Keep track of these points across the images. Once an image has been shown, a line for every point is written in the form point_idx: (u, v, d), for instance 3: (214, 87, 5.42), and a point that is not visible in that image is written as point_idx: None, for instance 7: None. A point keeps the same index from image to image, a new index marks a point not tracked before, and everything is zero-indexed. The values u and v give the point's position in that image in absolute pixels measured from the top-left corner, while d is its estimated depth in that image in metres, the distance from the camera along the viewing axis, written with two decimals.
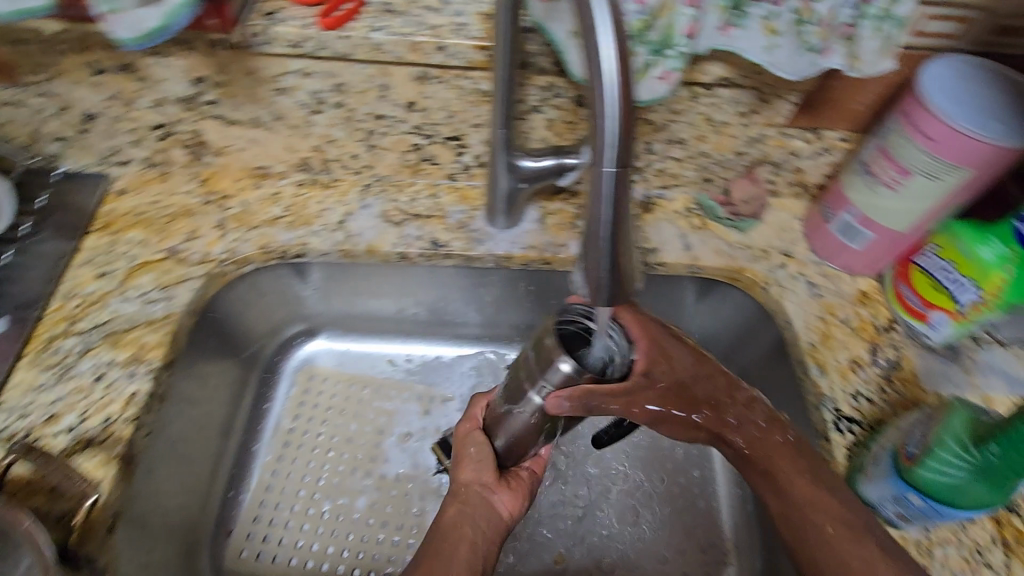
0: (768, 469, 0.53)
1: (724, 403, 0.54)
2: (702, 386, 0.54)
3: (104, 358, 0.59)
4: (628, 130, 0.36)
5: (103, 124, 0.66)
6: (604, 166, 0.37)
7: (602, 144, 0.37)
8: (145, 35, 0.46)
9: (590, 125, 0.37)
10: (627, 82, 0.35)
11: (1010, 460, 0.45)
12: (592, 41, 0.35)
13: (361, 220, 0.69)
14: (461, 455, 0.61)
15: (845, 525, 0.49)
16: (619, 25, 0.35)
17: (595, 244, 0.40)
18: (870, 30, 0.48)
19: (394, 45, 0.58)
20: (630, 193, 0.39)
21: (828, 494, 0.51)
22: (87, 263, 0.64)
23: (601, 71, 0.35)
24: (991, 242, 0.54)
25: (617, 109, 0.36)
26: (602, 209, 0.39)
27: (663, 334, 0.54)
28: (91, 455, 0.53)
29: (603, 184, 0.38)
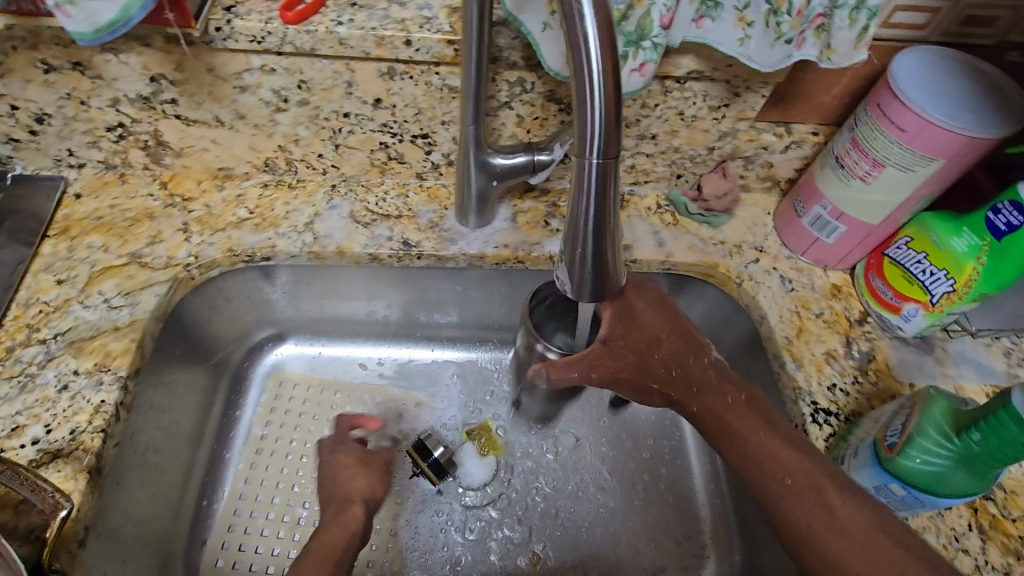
0: (728, 428, 0.52)
1: (685, 369, 0.54)
2: (665, 358, 0.54)
3: (69, 366, 0.57)
4: (613, 123, 0.35)
5: (55, 125, 0.63)
6: (589, 158, 0.37)
7: (586, 137, 0.36)
8: (100, 30, 0.44)
9: (574, 116, 0.36)
10: (614, 71, 0.34)
11: (991, 447, 0.44)
12: (576, 27, 0.33)
13: (330, 220, 0.69)
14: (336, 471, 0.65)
15: (800, 473, 0.48)
16: (604, 10, 0.33)
17: (579, 237, 0.40)
18: (844, 20, 0.46)
19: (358, 40, 0.55)
20: (615, 186, 0.39)
21: (784, 443, 0.50)
22: (45, 269, 0.62)
23: (587, 59, 0.34)
24: (964, 233, 0.55)
25: (603, 101, 0.35)
26: (587, 204, 0.39)
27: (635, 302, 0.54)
28: (57, 468, 0.51)
29: (588, 177, 0.38)
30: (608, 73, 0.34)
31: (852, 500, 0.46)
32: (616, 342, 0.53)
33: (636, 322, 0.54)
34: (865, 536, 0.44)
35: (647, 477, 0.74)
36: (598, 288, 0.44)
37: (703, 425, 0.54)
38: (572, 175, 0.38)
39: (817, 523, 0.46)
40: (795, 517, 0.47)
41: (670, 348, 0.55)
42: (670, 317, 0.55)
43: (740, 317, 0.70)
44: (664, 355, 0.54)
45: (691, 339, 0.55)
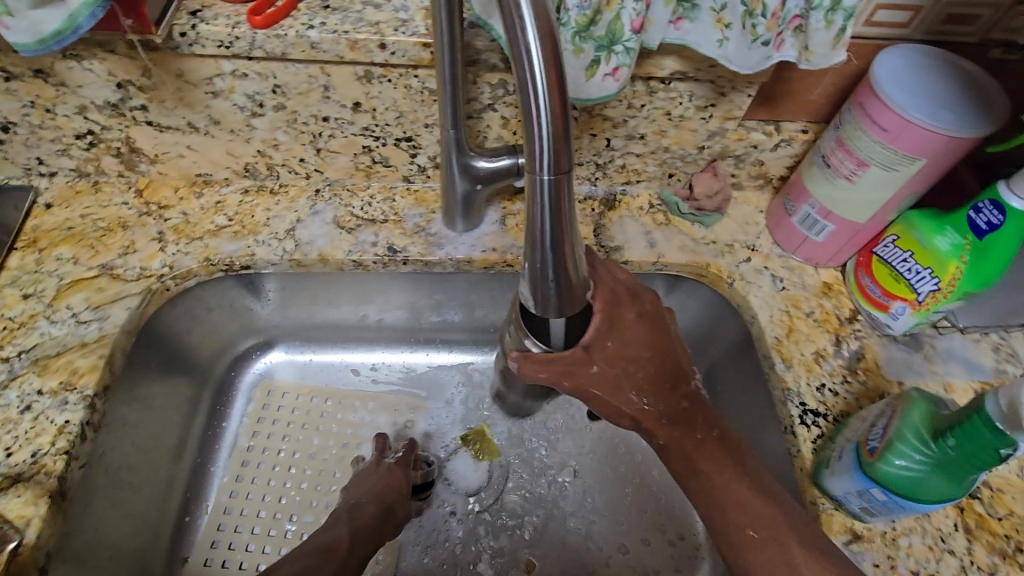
0: (693, 470, 0.52)
1: (663, 392, 0.52)
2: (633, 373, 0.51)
3: (32, 386, 0.54)
4: (562, 135, 0.35)
5: (21, 134, 0.61)
6: (540, 174, 0.36)
7: (536, 152, 0.35)
8: (45, 39, 0.42)
9: (524, 129, 0.35)
10: (559, 82, 0.33)
11: (966, 451, 0.44)
12: (519, 41, 0.32)
13: (313, 227, 0.67)
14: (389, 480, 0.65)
15: (761, 523, 0.49)
16: (545, 19, 0.32)
17: (537, 251, 0.39)
18: (820, 21, 0.45)
19: (332, 43, 0.54)
20: (570, 198, 0.38)
21: (750, 491, 0.50)
22: (11, 284, 0.60)
23: (530, 74, 0.33)
24: (947, 233, 0.55)
25: (548, 114, 0.33)
26: (542, 217, 0.37)
27: (625, 312, 0.51)
28: (17, 494, 0.49)
29: (540, 192, 0.36)
30: (551, 86, 0.33)
31: (816, 557, 0.46)
32: (597, 351, 0.50)
33: (620, 329, 0.50)
34: None
35: (641, 478, 0.74)
36: (564, 302, 0.42)
37: (671, 464, 0.53)
38: (526, 190, 0.37)
39: None
40: (756, 571, 0.48)
41: (652, 362, 0.51)
42: (659, 333, 0.52)
43: (731, 317, 0.69)
44: (642, 375, 0.51)
45: (680, 357, 0.53)
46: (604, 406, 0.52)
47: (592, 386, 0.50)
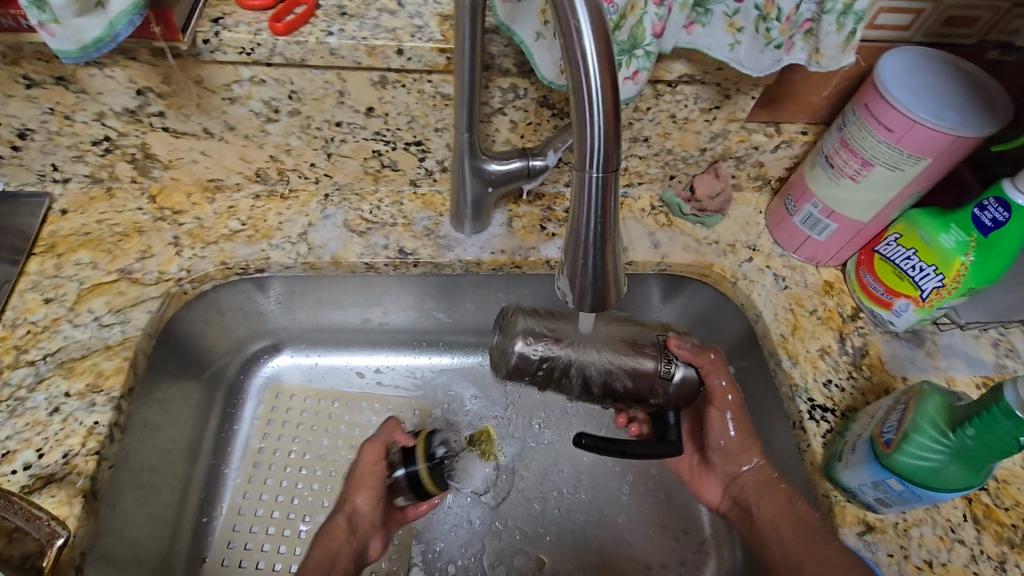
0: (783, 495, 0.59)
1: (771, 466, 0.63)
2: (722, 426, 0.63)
3: (59, 389, 0.55)
4: (613, 134, 0.35)
5: (38, 140, 0.61)
6: (589, 172, 0.36)
7: (587, 151, 0.35)
8: (86, 47, 0.43)
9: (573, 129, 0.36)
10: (612, 83, 0.34)
11: (984, 442, 0.45)
12: (575, 44, 0.32)
13: (325, 230, 0.68)
14: (361, 481, 0.64)
15: (805, 527, 0.54)
16: (600, 23, 0.32)
17: (582, 249, 0.40)
18: (832, 25, 0.46)
19: (350, 50, 0.55)
20: (615, 196, 0.38)
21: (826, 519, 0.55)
22: (32, 288, 0.61)
23: (587, 76, 0.33)
24: (951, 230, 0.56)
25: (602, 114, 0.34)
26: (588, 214, 0.38)
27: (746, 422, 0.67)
28: (51, 493, 0.50)
29: (589, 191, 0.37)
30: (606, 87, 0.33)
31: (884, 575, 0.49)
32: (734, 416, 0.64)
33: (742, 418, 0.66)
34: None
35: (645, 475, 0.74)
36: (600, 301, 0.43)
37: (762, 494, 0.60)
38: (572, 188, 0.38)
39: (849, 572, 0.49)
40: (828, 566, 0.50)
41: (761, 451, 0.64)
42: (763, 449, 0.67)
43: (736, 316, 0.71)
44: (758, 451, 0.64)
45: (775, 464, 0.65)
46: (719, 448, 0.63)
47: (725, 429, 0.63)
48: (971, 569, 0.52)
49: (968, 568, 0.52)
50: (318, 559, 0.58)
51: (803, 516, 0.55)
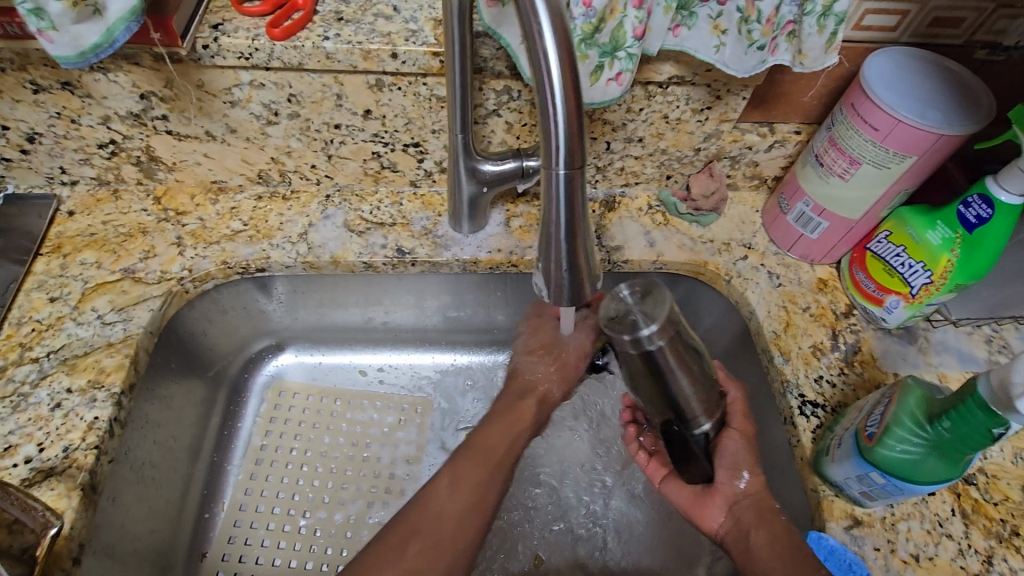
0: (780, 523, 0.54)
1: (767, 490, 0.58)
2: (736, 448, 0.59)
3: (62, 385, 0.57)
4: (577, 132, 0.36)
5: (46, 144, 0.63)
6: (555, 169, 0.37)
7: (552, 148, 0.36)
8: (84, 53, 0.44)
9: (540, 128, 0.37)
10: (575, 84, 0.35)
11: (962, 433, 0.45)
12: (536, 45, 0.33)
13: (324, 230, 0.69)
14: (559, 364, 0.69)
15: (796, 556, 0.51)
16: (560, 24, 0.33)
17: (552, 243, 0.41)
18: (813, 27, 0.48)
19: (346, 54, 0.56)
20: (584, 191, 0.39)
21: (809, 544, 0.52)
22: (38, 288, 0.62)
23: (548, 74, 0.34)
24: (938, 227, 0.57)
25: (565, 112, 0.35)
26: (557, 210, 0.39)
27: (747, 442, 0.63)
28: (50, 486, 0.51)
29: (556, 187, 0.38)
30: (568, 84, 0.34)
31: None
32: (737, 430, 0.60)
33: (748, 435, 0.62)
34: None
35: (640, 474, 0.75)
36: (576, 295, 0.44)
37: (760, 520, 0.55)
38: (541, 186, 0.39)
39: None
40: None
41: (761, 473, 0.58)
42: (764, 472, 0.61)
43: (731, 313, 0.71)
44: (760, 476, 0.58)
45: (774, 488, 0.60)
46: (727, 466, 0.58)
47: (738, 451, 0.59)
48: (958, 563, 0.52)
49: (955, 562, 0.52)
50: (496, 441, 0.64)
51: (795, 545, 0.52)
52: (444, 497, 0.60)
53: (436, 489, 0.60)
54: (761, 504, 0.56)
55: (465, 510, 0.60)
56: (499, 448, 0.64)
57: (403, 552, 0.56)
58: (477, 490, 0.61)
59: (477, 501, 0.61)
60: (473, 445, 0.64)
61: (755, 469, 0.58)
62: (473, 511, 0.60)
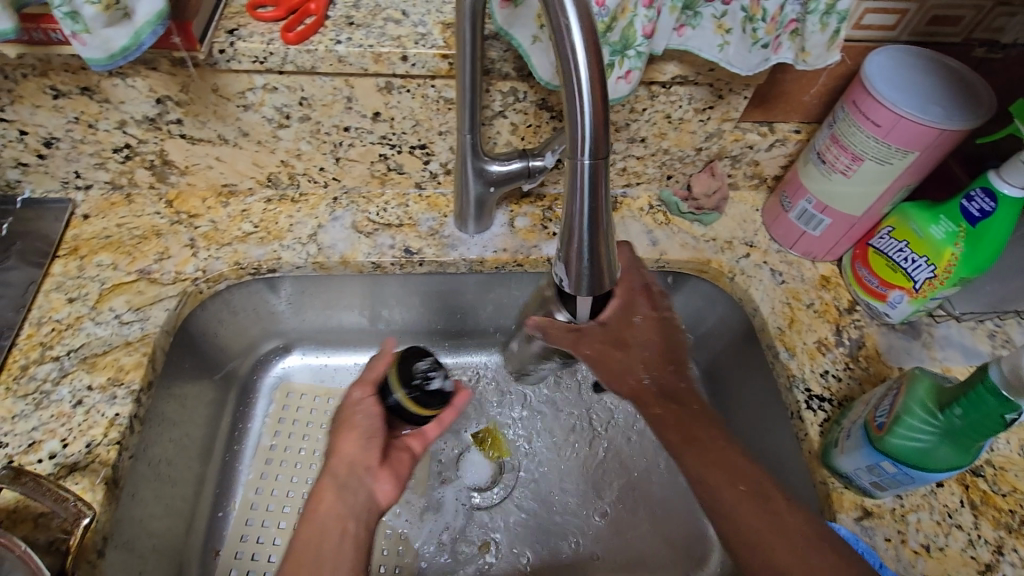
0: (687, 435, 0.52)
1: (663, 376, 0.54)
2: (632, 364, 0.54)
3: (82, 382, 0.58)
4: (602, 124, 0.37)
5: (63, 148, 0.65)
6: (580, 159, 0.38)
7: (578, 138, 0.37)
8: (114, 55, 0.46)
9: (565, 121, 0.38)
10: (601, 78, 0.36)
11: (972, 420, 0.46)
12: (564, 39, 0.35)
13: (333, 232, 0.71)
14: (345, 426, 0.58)
15: (718, 470, 0.50)
16: (588, 22, 0.35)
17: (574, 235, 0.41)
18: (816, 25, 0.49)
19: (357, 57, 0.57)
20: (607, 182, 0.40)
21: (729, 447, 0.51)
22: (56, 289, 0.63)
23: (575, 68, 0.35)
24: (941, 221, 0.57)
25: (591, 104, 0.36)
26: (581, 201, 0.40)
27: (637, 314, 0.54)
28: (75, 481, 0.52)
29: (581, 177, 0.39)
30: (594, 77, 0.36)
31: (805, 527, 0.47)
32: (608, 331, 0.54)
33: (631, 325, 0.54)
34: (809, 554, 0.45)
35: (648, 470, 0.76)
36: (595, 286, 0.44)
37: (665, 431, 0.53)
38: (564, 177, 0.39)
39: (767, 534, 0.47)
40: (744, 529, 0.48)
41: (654, 361, 0.54)
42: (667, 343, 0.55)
43: (736, 310, 0.72)
44: (649, 360, 0.54)
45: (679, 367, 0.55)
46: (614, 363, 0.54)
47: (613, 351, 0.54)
48: (969, 554, 0.53)
49: (966, 553, 0.53)
50: (299, 546, 0.50)
51: (769, 516, 0.48)
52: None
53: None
54: (707, 452, 0.51)
55: None
56: (305, 557, 0.49)
57: None
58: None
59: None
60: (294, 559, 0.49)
61: (649, 375, 0.54)
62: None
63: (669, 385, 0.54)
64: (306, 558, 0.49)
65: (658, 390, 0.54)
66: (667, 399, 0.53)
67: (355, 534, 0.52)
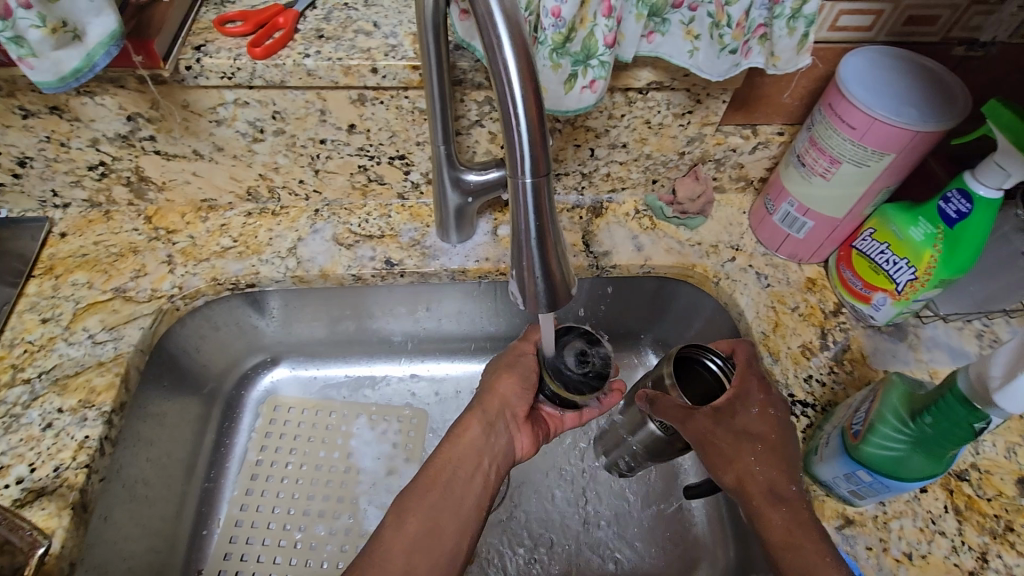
0: (788, 538, 0.48)
1: (771, 472, 0.51)
2: (751, 455, 0.52)
3: (53, 405, 0.57)
4: (541, 142, 0.37)
5: (37, 167, 0.64)
6: (522, 178, 0.38)
7: (517, 158, 0.37)
8: (65, 77, 0.45)
9: (505, 140, 0.38)
10: (537, 95, 0.36)
11: (943, 428, 0.45)
12: (496, 57, 0.34)
13: (313, 245, 0.70)
14: (504, 371, 0.62)
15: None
16: (521, 39, 0.34)
17: (524, 250, 0.41)
18: (784, 29, 0.48)
19: (326, 70, 0.57)
20: (551, 197, 0.40)
21: (837, 561, 0.46)
22: (30, 309, 0.63)
23: (509, 88, 0.35)
24: (920, 223, 0.57)
25: (527, 123, 0.36)
26: (526, 217, 0.40)
27: (751, 404, 0.54)
28: (41, 506, 0.51)
29: (524, 196, 0.39)
30: (529, 95, 0.35)
31: None
32: (717, 420, 0.53)
33: (743, 411, 0.53)
34: None
35: (640, 477, 0.75)
36: (552, 300, 0.44)
37: (766, 531, 0.49)
38: (509, 195, 0.40)
39: None
40: None
41: (763, 452, 0.52)
42: (781, 440, 0.53)
43: (722, 315, 0.71)
44: (757, 453, 0.52)
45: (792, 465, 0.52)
46: (716, 454, 0.52)
47: (716, 438, 0.52)
48: (952, 560, 0.52)
49: (949, 560, 0.52)
50: (439, 462, 0.56)
51: None
52: (389, 537, 0.51)
53: (381, 531, 0.52)
54: (807, 560, 0.46)
55: (413, 544, 0.51)
56: (443, 475, 0.55)
57: (389, 555, 0.50)
58: (427, 523, 0.52)
59: (432, 527, 0.52)
60: (432, 471, 0.56)
61: (762, 463, 0.52)
62: (432, 537, 0.51)
63: (778, 483, 0.51)
64: (444, 475, 0.55)
65: (768, 486, 0.51)
66: (777, 500, 0.50)
67: (485, 471, 0.57)
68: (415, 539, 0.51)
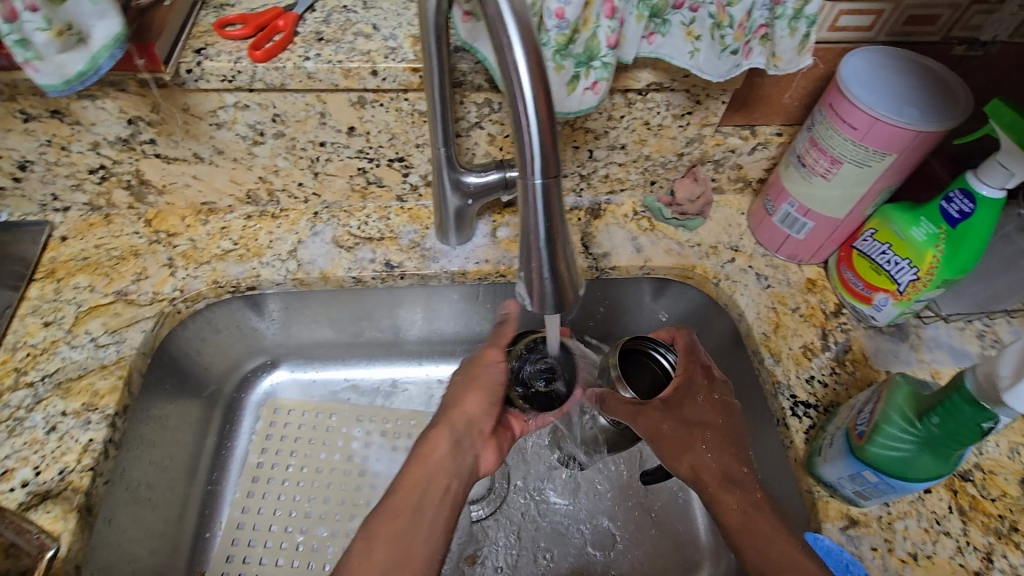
0: (746, 522, 0.49)
1: (723, 458, 0.53)
2: (703, 443, 0.54)
3: (56, 408, 0.57)
4: (551, 143, 0.37)
5: (38, 171, 0.64)
6: (532, 179, 0.38)
7: (527, 159, 0.37)
8: (69, 81, 0.45)
9: (515, 142, 0.38)
10: (547, 97, 0.36)
11: (949, 428, 0.45)
12: (507, 58, 0.34)
13: (313, 247, 0.70)
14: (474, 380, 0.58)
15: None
16: (530, 40, 0.34)
17: (532, 252, 0.41)
18: (785, 30, 0.48)
19: (327, 73, 0.57)
20: (560, 198, 0.40)
21: (797, 549, 0.46)
22: (32, 313, 0.63)
23: (519, 88, 0.35)
24: (921, 223, 0.57)
25: (538, 125, 0.36)
26: (535, 219, 0.40)
27: (697, 393, 0.56)
28: (46, 509, 0.51)
29: (534, 197, 0.39)
30: (539, 96, 0.35)
31: None
32: (663, 412, 0.56)
33: (689, 401, 0.56)
34: None
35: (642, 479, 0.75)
36: (559, 301, 0.44)
37: (722, 518, 0.50)
38: (518, 196, 0.40)
39: None
40: None
41: (714, 439, 0.54)
42: (729, 426, 0.55)
43: (721, 316, 0.71)
44: (707, 440, 0.54)
45: (743, 449, 0.54)
46: (668, 444, 0.55)
47: (663, 427, 0.55)
48: (957, 561, 0.52)
49: (955, 560, 0.52)
50: (408, 485, 0.51)
51: None
52: (356, 569, 0.46)
53: (346, 562, 0.46)
54: (764, 542, 0.47)
55: None
56: (412, 497, 0.51)
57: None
58: (396, 552, 0.47)
59: (402, 556, 0.47)
60: (400, 491, 0.51)
61: (712, 448, 0.53)
62: (400, 570, 0.46)
63: (732, 468, 0.52)
64: (410, 498, 0.50)
65: (722, 472, 0.52)
66: (731, 484, 0.51)
67: (455, 493, 0.53)
68: (384, 572, 0.46)
